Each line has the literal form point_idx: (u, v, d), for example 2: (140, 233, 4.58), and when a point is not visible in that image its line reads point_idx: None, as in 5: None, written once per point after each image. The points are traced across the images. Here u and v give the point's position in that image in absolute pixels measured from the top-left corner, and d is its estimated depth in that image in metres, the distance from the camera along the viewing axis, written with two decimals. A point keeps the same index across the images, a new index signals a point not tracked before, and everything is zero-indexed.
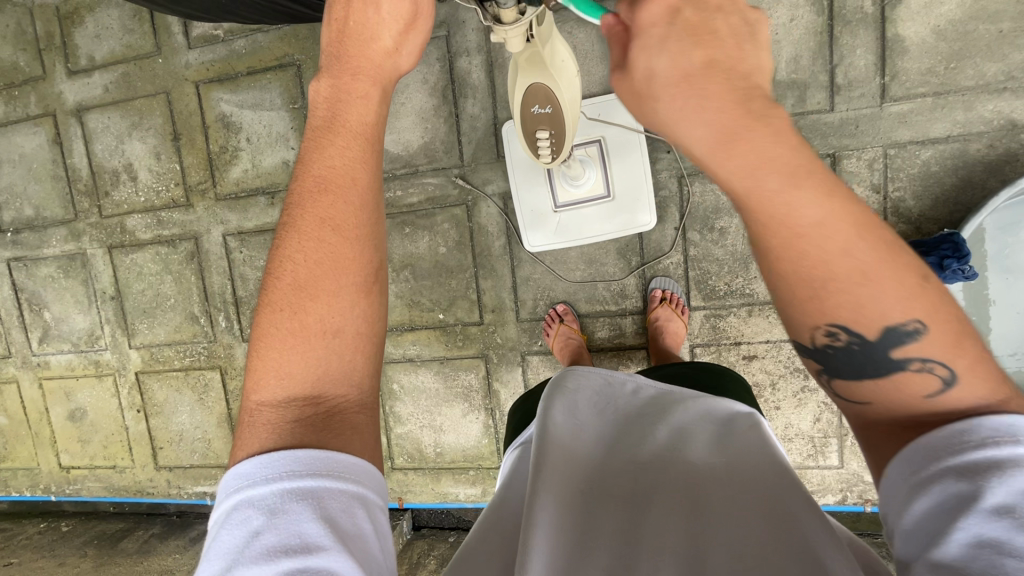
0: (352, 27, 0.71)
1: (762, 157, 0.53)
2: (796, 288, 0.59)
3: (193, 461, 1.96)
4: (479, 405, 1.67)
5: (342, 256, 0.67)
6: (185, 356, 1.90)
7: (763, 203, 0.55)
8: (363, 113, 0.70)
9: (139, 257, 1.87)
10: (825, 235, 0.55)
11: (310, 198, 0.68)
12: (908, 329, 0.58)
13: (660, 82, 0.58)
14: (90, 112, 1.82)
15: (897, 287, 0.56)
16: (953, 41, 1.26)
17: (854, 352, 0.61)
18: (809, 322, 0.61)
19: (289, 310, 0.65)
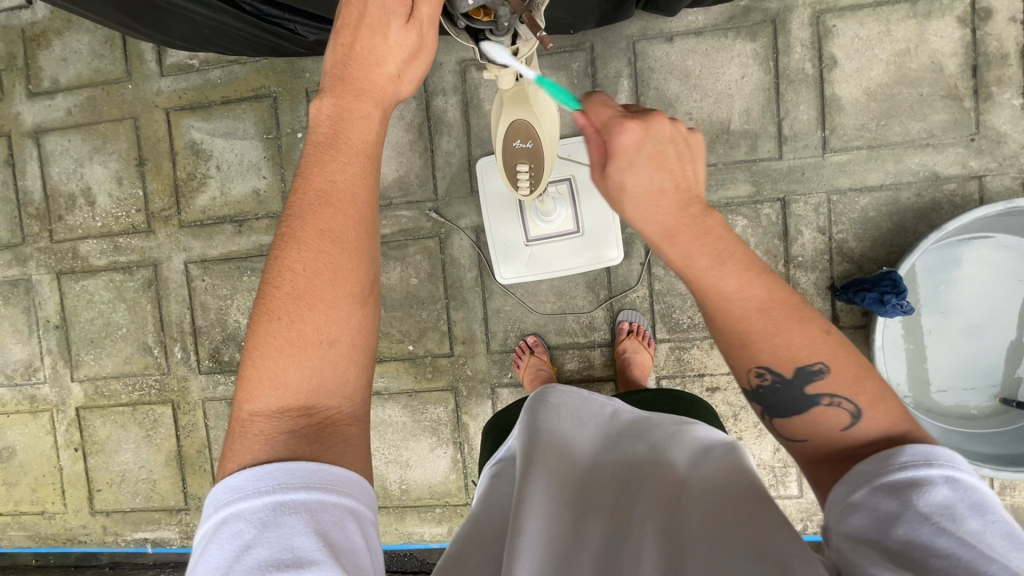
0: (359, 51, 0.74)
1: (689, 256, 0.68)
2: (726, 341, 0.70)
3: (134, 505, 1.82)
4: (448, 439, 1.64)
5: (339, 267, 0.68)
6: (134, 389, 1.79)
7: (696, 276, 0.68)
8: (364, 132, 0.73)
9: (90, 284, 1.79)
10: (735, 306, 0.67)
11: (311, 210, 0.69)
12: (815, 369, 0.67)
13: (630, 190, 0.70)
14: (50, 134, 1.77)
15: (806, 339, 0.67)
16: (882, 102, 1.41)
17: (781, 392, 0.70)
18: (742, 369, 0.71)
19: (287, 320, 0.66)
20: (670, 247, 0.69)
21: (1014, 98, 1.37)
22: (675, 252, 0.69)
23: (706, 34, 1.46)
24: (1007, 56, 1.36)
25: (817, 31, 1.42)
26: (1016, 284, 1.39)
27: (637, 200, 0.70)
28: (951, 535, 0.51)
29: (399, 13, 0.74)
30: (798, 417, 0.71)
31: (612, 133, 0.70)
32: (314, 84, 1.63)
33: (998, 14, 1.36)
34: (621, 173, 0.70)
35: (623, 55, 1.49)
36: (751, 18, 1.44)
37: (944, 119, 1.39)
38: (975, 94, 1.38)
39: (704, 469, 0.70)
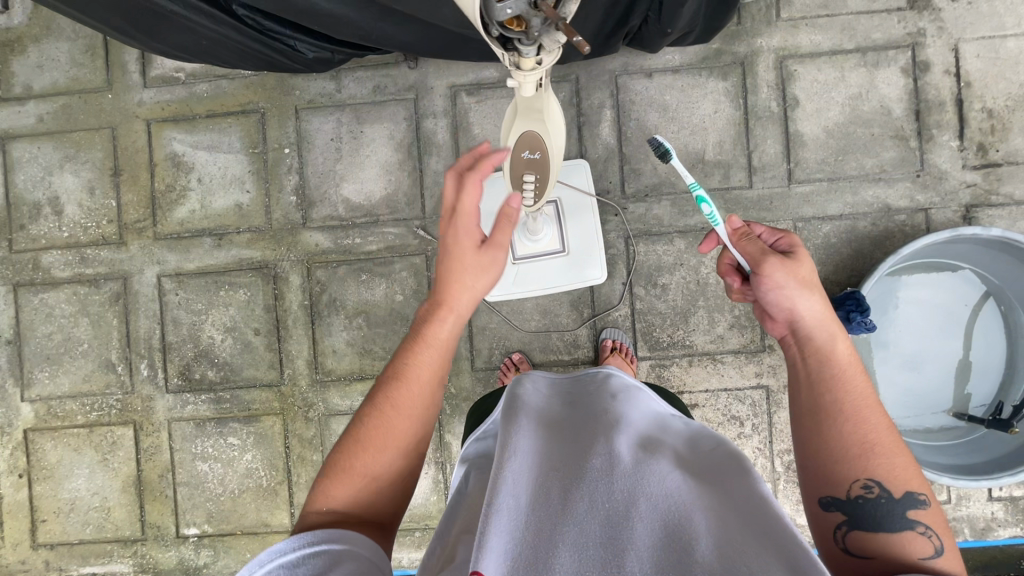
0: (447, 270, 0.92)
1: (852, 357, 0.91)
2: (853, 443, 0.85)
3: (83, 536, 1.69)
4: (429, 458, 1.62)
5: (393, 432, 0.89)
6: (91, 410, 1.69)
7: (850, 370, 0.89)
8: (440, 331, 0.92)
9: (51, 297, 1.70)
10: (880, 410, 0.86)
11: (392, 385, 0.91)
12: (920, 497, 0.83)
13: (816, 287, 0.94)
14: (17, 141, 1.71)
15: (912, 468, 0.85)
16: (839, 139, 1.55)
17: (880, 503, 0.83)
18: (854, 473, 0.84)
19: (350, 453, 0.89)
20: (841, 340, 0.91)
21: (952, 140, 1.53)
22: (843, 347, 0.91)
23: (682, 72, 1.57)
24: (945, 103, 1.53)
25: (781, 74, 1.56)
26: (962, 308, 1.51)
27: (824, 300, 0.93)
28: None
29: (473, 244, 0.90)
30: (875, 538, 0.82)
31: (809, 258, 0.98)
32: (303, 102, 1.64)
33: (935, 66, 1.53)
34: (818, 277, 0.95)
35: (606, 87, 1.59)
36: (722, 59, 1.56)
37: (892, 157, 1.54)
38: (919, 136, 1.54)
39: (698, 459, 0.82)
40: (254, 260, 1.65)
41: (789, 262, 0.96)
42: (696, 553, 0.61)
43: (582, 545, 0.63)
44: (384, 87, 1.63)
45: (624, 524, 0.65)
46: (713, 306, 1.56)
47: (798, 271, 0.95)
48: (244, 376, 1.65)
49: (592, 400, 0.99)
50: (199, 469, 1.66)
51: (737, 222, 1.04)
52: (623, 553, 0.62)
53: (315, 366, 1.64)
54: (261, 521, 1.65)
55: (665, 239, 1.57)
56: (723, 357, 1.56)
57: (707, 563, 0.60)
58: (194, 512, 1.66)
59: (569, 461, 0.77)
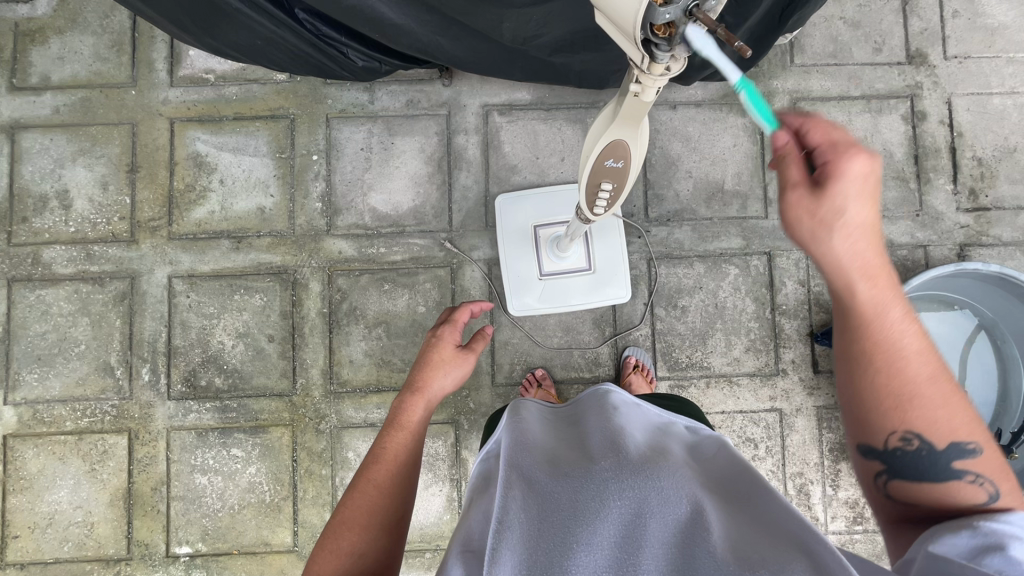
0: (423, 362, 1.07)
1: (885, 300, 0.68)
2: (885, 399, 0.70)
3: (60, 555, 1.55)
4: (444, 476, 1.58)
5: (375, 508, 0.89)
6: (83, 416, 1.58)
7: (877, 323, 0.68)
8: (414, 412, 1.00)
9: (49, 295, 1.61)
10: (918, 362, 0.68)
11: (370, 466, 0.92)
12: (970, 444, 0.70)
13: (851, 220, 0.64)
14: (29, 131, 1.65)
15: (963, 412, 0.71)
16: None
17: (920, 456, 0.72)
18: (887, 427, 0.72)
19: (334, 537, 0.85)
20: (869, 286, 0.67)
21: (947, 184, 1.66)
22: (868, 296, 0.67)
23: (704, 107, 1.66)
24: (940, 150, 1.66)
25: None
26: (958, 339, 1.61)
27: (857, 237, 0.65)
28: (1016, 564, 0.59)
29: (451, 340, 1.10)
30: (915, 485, 0.73)
31: (849, 188, 0.64)
32: (335, 111, 1.65)
33: (931, 116, 1.67)
34: (853, 214, 0.64)
35: None
36: (741, 97, 1.67)
37: (894, 197, 1.65)
38: (918, 178, 1.66)
39: (703, 463, 0.78)
40: (273, 265, 1.62)
41: (809, 193, 0.64)
42: (710, 547, 0.58)
43: (594, 549, 0.58)
44: (418, 102, 1.66)
45: (636, 523, 0.60)
46: (730, 329, 1.61)
47: (815, 212, 0.64)
48: (254, 384, 1.59)
49: (592, 401, 0.94)
50: (196, 482, 1.57)
51: (784, 138, 0.66)
52: (637, 551, 0.58)
53: (330, 376, 1.60)
54: (261, 540, 1.56)
55: (685, 262, 1.63)
56: (739, 379, 1.60)
57: (723, 559, 0.56)
58: (188, 529, 1.56)
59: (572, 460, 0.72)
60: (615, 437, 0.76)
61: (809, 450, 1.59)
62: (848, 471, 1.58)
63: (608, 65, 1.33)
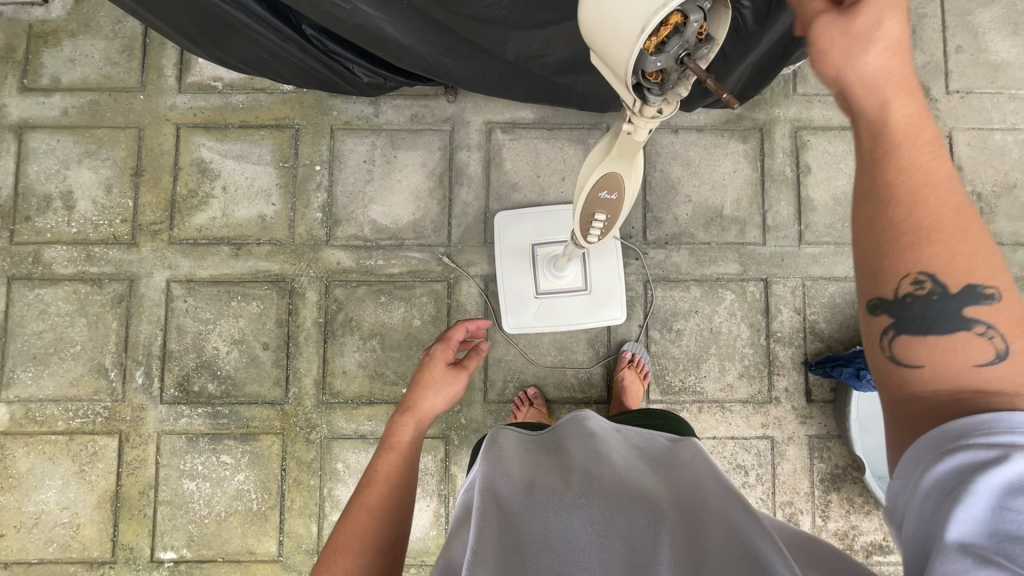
0: (416, 388, 1.15)
1: (904, 118, 0.58)
2: (893, 230, 0.59)
3: (44, 555, 1.55)
4: (432, 491, 1.57)
5: (370, 529, 0.87)
6: (75, 417, 1.58)
7: (894, 144, 0.58)
8: (405, 435, 1.05)
9: (48, 294, 1.62)
10: (937, 189, 0.58)
11: (363, 489, 0.94)
12: (985, 292, 0.57)
13: (874, 37, 0.57)
14: (36, 131, 1.67)
15: (989, 254, 0.57)
16: (845, 207, 1.66)
17: (932, 303, 0.58)
18: (894, 267, 0.59)
19: (327, 563, 0.82)
20: (895, 103, 0.58)
21: None
22: (895, 114, 0.58)
23: (706, 132, 1.67)
24: None
25: (795, 142, 1.68)
26: None
27: (880, 60, 0.58)
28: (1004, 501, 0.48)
29: (442, 366, 1.20)
30: (924, 345, 0.59)
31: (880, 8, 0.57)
32: (340, 122, 1.67)
33: None
34: (885, 30, 0.57)
35: None
36: (743, 124, 1.67)
37: None
38: None
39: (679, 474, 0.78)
40: (271, 273, 1.63)
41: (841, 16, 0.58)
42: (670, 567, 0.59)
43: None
44: (422, 117, 1.67)
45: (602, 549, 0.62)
46: (724, 355, 1.61)
47: (847, 25, 0.57)
48: (246, 391, 1.59)
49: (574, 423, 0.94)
50: (185, 487, 1.56)
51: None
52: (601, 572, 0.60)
53: (322, 386, 1.60)
54: (246, 548, 1.55)
55: (682, 286, 1.63)
56: (732, 406, 1.60)
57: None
58: (174, 535, 1.55)
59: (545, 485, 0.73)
60: (592, 462, 0.77)
61: (800, 479, 1.58)
62: (838, 502, 1.57)
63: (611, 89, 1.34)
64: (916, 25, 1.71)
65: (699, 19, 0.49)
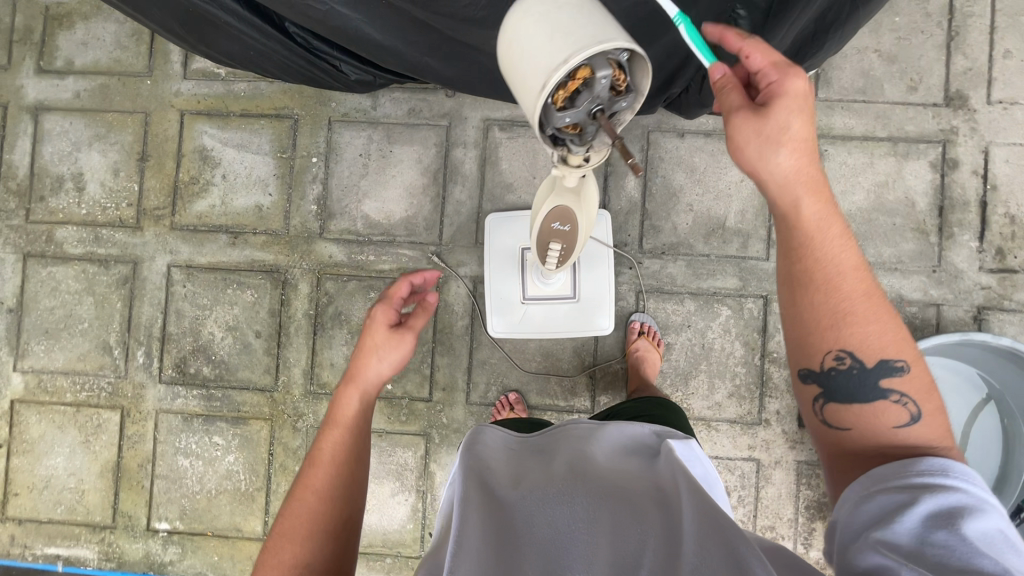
0: (360, 354, 1.05)
1: (822, 217, 0.77)
2: (820, 315, 0.76)
3: (53, 516, 1.66)
4: (411, 486, 1.60)
5: (317, 511, 0.89)
6: (81, 389, 1.67)
7: (814, 239, 0.77)
8: (348, 406, 1.00)
9: (59, 272, 1.70)
10: (850, 278, 0.76)
11: (306, 471, 0.94)
12: (897, 364, 0.74)
13: (791, 137, 0.74)
14: (51, 113, 1.72)
15: (892, 329, 0.75)
16: (860, 224, 1.56)
17: (854, 375, 0.75)
18: (823, 345, 0.76)
19: (275, 548, 0.86)
20: (809, 203, 0.77)
21: (972, 240, 1.53)
22: (811, 210, 0.77)
23: (714, 137, 1.58)
24: (969, 203, 1.54)
25: None
26: (962, 408, 1.52)
27: (798, 164, 0.75)
28: (949, 527, 0.60)
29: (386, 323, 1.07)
30: (851, 407, 0.76)
31: (797, 111, 0.75)
32: (338, 114, 1.66)
33: (964, 165, 1.54)
34: (796, 130, 0.74)
35: (637, 141, 1.59)
36: None
37: (911, 249, 1.54)
38: (939, 232, 1.54)
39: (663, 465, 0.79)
40: (266, 263, 1.65)
41: (755, 114, 0.75)
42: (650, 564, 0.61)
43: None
44: (419, 111, 1.64)
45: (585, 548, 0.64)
46: (714, 372, 1.56)
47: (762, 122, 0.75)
48: (238, 377, 1.64)
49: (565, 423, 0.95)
50: (179, 464, 1.64)
51: (717, 70, 0.77)
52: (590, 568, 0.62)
53: (310, 377, 1.64)
54: (233, 525, 1.63)
55: (675, 298, 1.58)
56: (718, 425, 1.55)
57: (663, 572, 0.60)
58: (168, 507, 1.64)
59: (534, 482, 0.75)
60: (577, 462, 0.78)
61: (783, 504, 1.53)
62: (822, 531, 1.52)
63: None
64: (960, 26, 1.55)
65: (604, 74, 0.53)
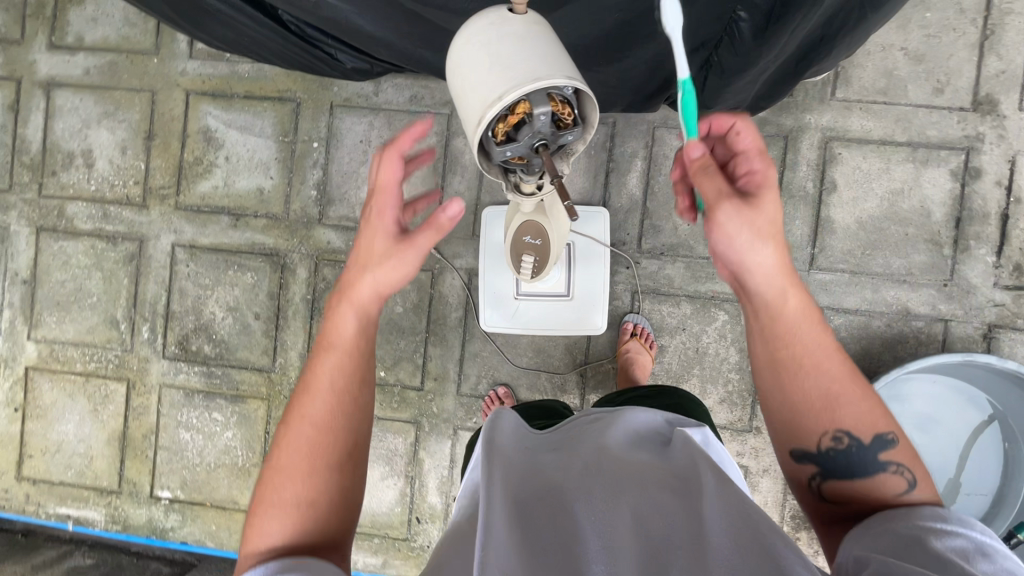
0: (357, 260, 0.81)
1: (808, 301, 0.76)
2: (813, 400, 0.75)
3: (64, 478, 1.75)
4: (400, 471, 1.64)
5: (319, 447, 0.76)
6: (90, 361, 1.74)
7: (801, 325, 0.76)
8: (344, 324, 0.81)
9: (70, 246, 1.74)
10: (837, 358, 0.75)
11: (297, 400, 0.79)
12: (887, 437, 0.74)
13: (775, 225, 0.75)
14: (62, 89, 1.74)
15: (878, 403, 0.75)
16: (870, 233, 1.50)
17: (851, 454, 0.74)
18: (819, 428, 0.75)
19: (273, 495, 0.74)
20: (796, 289, 0.76)
21: (988, 255, 1.47)
22: (797, 298, 0.76)
23: None
24: (989, 216, 1.46)
25: (823, 155, 1.50)
26: (963, 426, 1.48)
27: (781, 246, 0.75)
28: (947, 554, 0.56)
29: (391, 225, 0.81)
30: (851, 486, 0.74)
31: (774, 191, 0.77)
32: (339, 99, 1.64)
33: (987, 175, 1.46)
34: (776, 214, 0.76)
35: (642, 137, 1.55)
36: (766, 130, 1.51)
37: (922, 261, 1.48)
38: (954, 244, 1.47)
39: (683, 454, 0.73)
40: (266, 246, 1.67)
41: (747, 202, 0.75)
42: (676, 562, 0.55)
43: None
44: (421, 99, 1.61)
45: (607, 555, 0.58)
46: (706, 377, 1.54)
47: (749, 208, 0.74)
48: (238, 356, 1.69)
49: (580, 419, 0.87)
50: (180, 437, 1.71)
51: (695, 150, 0.77)
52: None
53: (306, 360, 1.67)
54: (230, 498, 1.69)
55: (671, 300, 1.55)
56: None
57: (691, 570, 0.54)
58: (170, 477, 1.71)
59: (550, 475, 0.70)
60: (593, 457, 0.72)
61: (769, 512, 1.52)
62: (806, 541, 1.51)
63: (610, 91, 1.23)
64: (996, 24, 1.45)
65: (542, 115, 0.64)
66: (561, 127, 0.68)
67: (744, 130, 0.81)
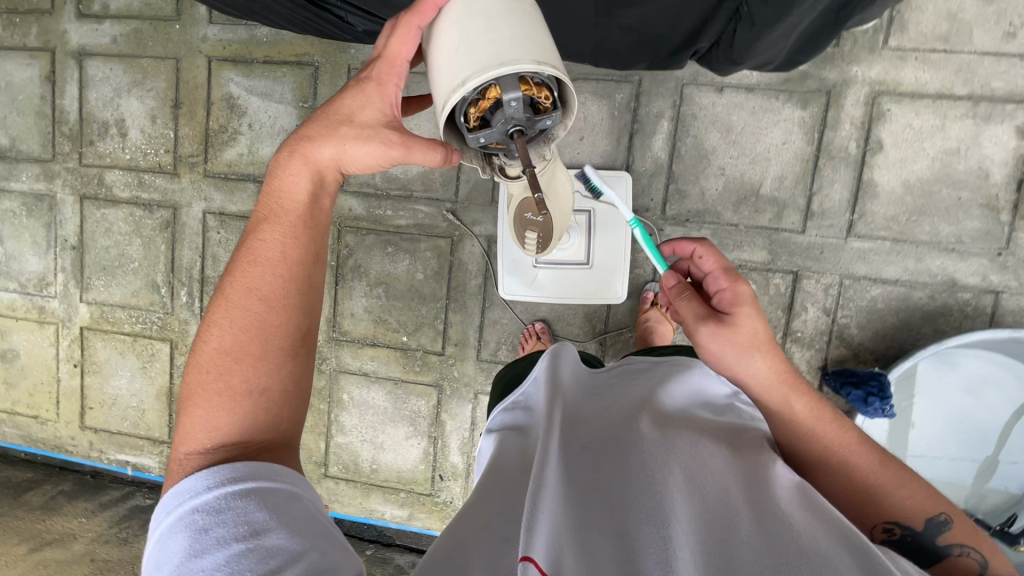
0: (310, 128, 0.81)
1: (816, 405, 0.78)
2: (854, 496, 0.74)
3: (121, 428, 1.91)
4: (423, 431, 1.70)
5: (266, 322, 0.77)
6: (136, 322, 1.85)
7: (816, 426, 0.77)
8: (295, 193, 0.81)
9: (111, 214, 1.83)
10: (858, 449, 0.76)
11: (240, 275, 0.79)
12: (939, 519, 0.72)
13: (755, 340, 0.80)
14: (93, 58, 1.78)
15: (918, 486, 0.74)
16: (918, 197, 1.38)
17: (908, 543, 0.73)
18: (868, 523, 0.74)
19: (217, 373, 0.74)
20: (799, 398, 0.78)
21: None
22: (802, 404, 0.78)
23: (757, 92, 1.42)
24: None
25: (870, 112, 1.38)
26: (1003, 404, 1.40)
27: (770, 359, 0.79)
28: None
29: (361, 97, 0.80)
30: None
31: (748, 305, 0.83)
32: (357, 62, 1.61)
33: None
34: (755, 328, 0.81)
35: (669, 96, 1.46)
36: (806, 84, 1.39)
37: (975, 228, 1.37)
38: (1013, 209, 1.35)
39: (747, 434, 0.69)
40: None
41: (723, 324, 0.81)
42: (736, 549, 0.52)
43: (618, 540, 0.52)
44: None
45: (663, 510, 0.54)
46: None
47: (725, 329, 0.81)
48: None
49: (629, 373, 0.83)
50: None
51: (670, 281, 0.90)
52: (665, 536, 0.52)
53: (333, 325, 1.73)
54: None
55: None
56: None
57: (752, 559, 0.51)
58: None
59: (595, 421, 0.69)
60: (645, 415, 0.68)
61: None
62: None
63: (634, 47, 1.15)
64: None
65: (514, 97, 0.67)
66: (540, 110, 0.71)
67: (711, 252, 0.89)
